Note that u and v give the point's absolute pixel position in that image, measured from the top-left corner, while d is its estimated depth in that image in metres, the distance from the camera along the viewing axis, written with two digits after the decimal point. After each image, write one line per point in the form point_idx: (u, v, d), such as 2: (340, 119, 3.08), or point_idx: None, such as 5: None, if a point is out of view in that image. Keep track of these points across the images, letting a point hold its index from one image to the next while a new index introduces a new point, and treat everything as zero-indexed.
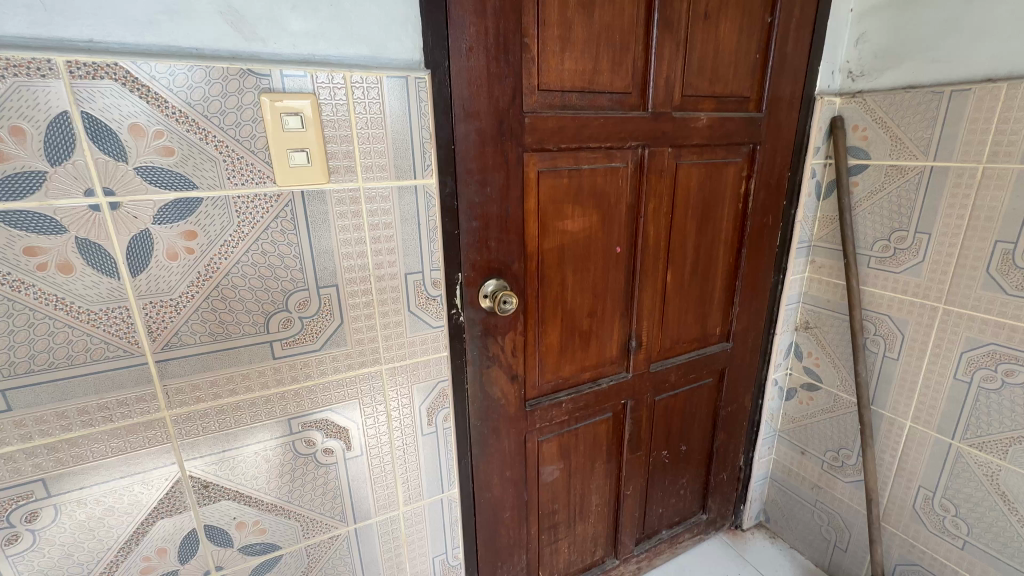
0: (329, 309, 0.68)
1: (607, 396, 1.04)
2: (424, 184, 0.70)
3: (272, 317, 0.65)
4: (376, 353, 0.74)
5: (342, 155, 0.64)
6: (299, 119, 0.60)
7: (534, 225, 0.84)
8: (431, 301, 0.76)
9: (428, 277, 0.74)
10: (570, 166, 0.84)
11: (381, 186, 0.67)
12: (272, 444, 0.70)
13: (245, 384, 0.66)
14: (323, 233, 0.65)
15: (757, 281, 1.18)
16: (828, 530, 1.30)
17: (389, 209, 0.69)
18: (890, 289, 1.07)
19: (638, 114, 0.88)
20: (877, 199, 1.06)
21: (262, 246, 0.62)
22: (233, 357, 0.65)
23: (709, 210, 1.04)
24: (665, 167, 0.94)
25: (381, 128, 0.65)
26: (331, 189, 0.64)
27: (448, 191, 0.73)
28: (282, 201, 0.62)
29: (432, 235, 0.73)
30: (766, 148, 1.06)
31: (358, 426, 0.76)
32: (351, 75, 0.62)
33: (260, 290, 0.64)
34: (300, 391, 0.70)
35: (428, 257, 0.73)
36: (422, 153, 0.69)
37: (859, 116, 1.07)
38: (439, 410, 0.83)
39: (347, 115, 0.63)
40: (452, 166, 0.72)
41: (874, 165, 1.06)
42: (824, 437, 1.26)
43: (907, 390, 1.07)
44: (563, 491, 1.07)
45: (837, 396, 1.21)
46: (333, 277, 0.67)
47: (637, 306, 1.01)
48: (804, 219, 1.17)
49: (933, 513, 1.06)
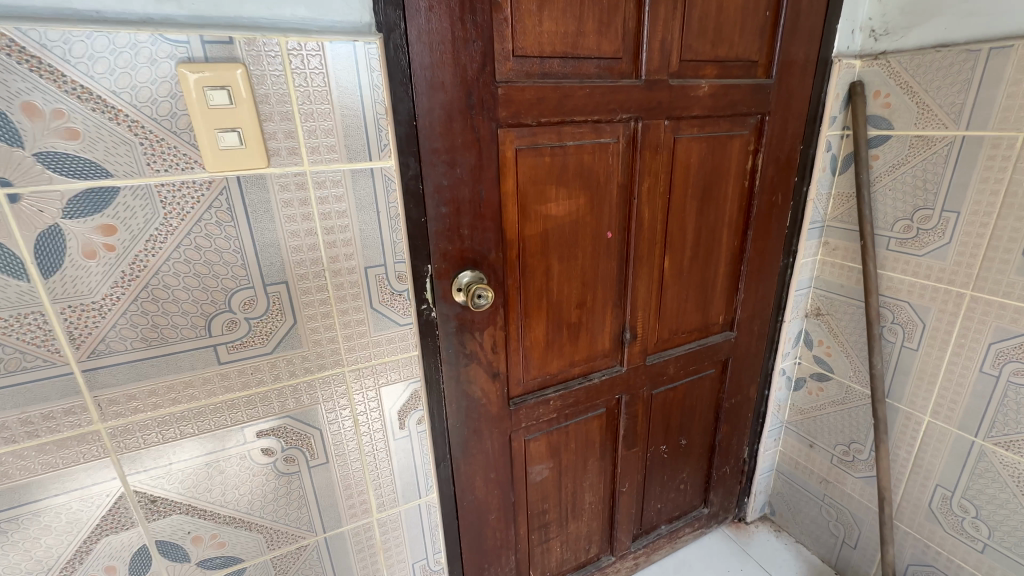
0: (279, 308, 0.62)
1: (599, 391, 0.97)
2: (383, 166, 0.62)
3: (214, 318, 0.59)
4: (336, 354, 0.67)
5: (282, 135, 0.56)
6: (227, 94, 0.52)
7: (513, 210, 0.75)
8: (397, 297, 0.69)
9: (392, 270, 0.67)
10: (553, 144, 0.75)
11: (331, 170, 0.59)
12: (224, 455, 0.65)
13: (187, 392, 0.60)
14: (267, 224, 0.58)
15: (764, 265, 1.09)
16: (836, 526, 1.23)
17: (342, 196, 0.61)
18: (911, 274, 0.97)
19: (630, 82, 0.78)
20: (900, 174, 0.96)
21: (195, 240, 0.55)
22: (172, 363, 0.58)
23: (712, 188, 0.95)
24: (661, 143, 0.85)
25: (327, 103, 0.57)
26: (272, 174, 0.57)
27: (411, 173, 0.65)
28: (215, 188, 0.55)
29: (394, 225, 0.65)
30: (776, 119, 0.96)
31: (321, 432, 0.70)
32: (285, 39, 0.53)
33: (199, 290, 0.57)
34: (254, 397, 0.64)
35: (390, 248, 0.66)
36: (378, 131, 0.61)
37: (882, 81, 0.96)
38: (412, 412, 0.76)
39: (285, 87, 0.55)
40: (413, 146, 0.64)
41: (897, 136, 0.96)
42: (833, 430, 1.19)
43: (927, 382, 0.99)
44: (553, 490, 1.01)
45: (849, 387, 1.13)
46: (282, 273, 0.61)
47: (632, 294, 0.93)
48: (817, 197, 1.07)
49: (951, 513, 0.99)
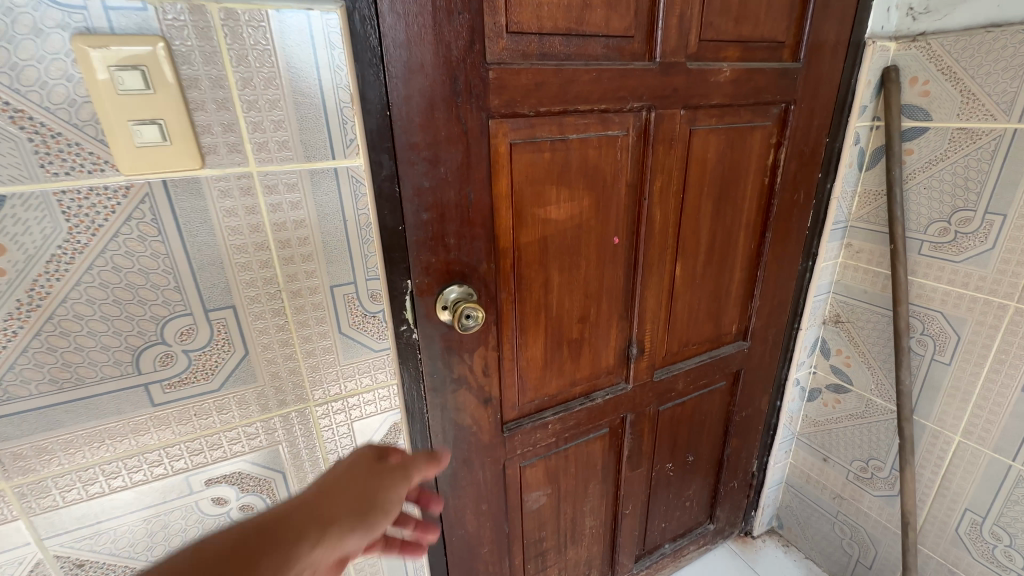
0: (225, 338, 0.51)
1: (602, 412, 0.88)
2: (349, 165, 0.51)
3: (143, 353, 0.48)
4: (299, 388, 0.57)
5: (218, 128, 0.45)
6: (141, 76, 0.41)
7: (508, 215, 0.65)
8: (369, 320, 0.58)
9: (364, 289, 0.57)
10: (553, 137, 0.65)
11: (284, 171, 0.49)
12: (166, 508, 0.55)
13: (114, 441, 0.50)
14: (206, 238, 0.48)
15: (782, 270, 1.00)
16: (849, 544, 1.16)
17: (299, 202, 0.50)
18: (945, 282, 0.89)
19: (642, 65, 0.67)
20: (937, 171, 0.86)
21: (113, 259, 0.45)
22: (93, 408, 0.48)
23: (729, 187, 0.85)
24: (676, 136, 0.75)
25: (275, 88, 0.46)
26: (209, 176, 0.46)
27: (385, 174, 0.55)
28: (135, 195, 0.44)
29: (365, 235, 0.55)
30: (802, 108, 0.86)
31: (284, 476, 0.60)
32: (218, 6, 0.42)
33: (120, 320, 0.46)
34: (200, 442, 0.54)
35: (360, 264, 0.55)
36: (342, 123, 0.50)
37: (919, 66, 0.86)
38: None
39: (220, 67, 0.43)
40: (388, 141, 0.54)
41: (936, 128, 0.86)
42: (850, 445, 1.11)
43: (959, 400, 0.91)
44: (551, 517, 0.93)
45: (870, 401, 1.05)
46: (228, 296, 0.50)
47: (640, 306, 0.83)
48: (842, 195, 0.98)
49: (981, 540, 0.92)
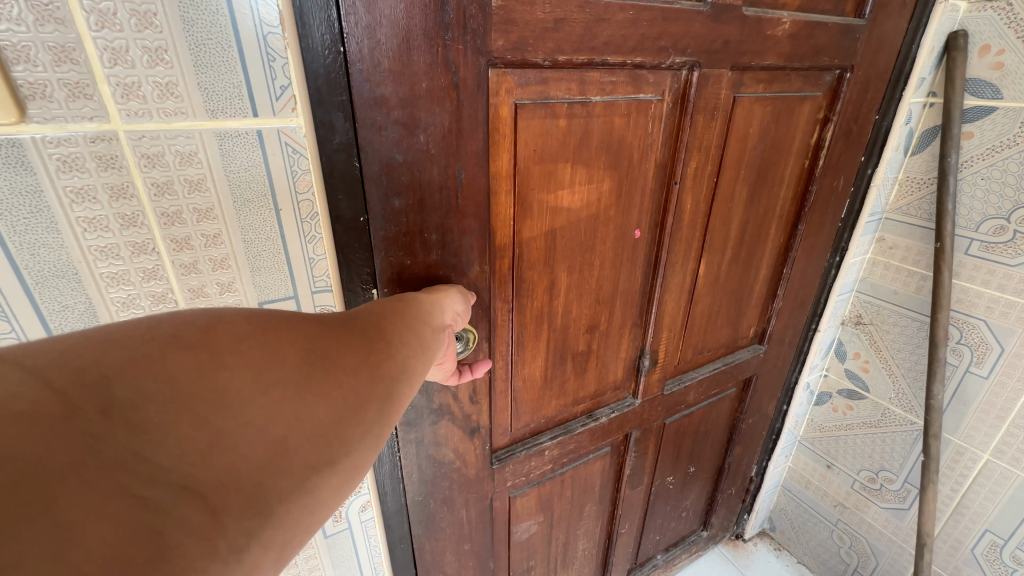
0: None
1: (606, 431, 0.75)
2: (279, 127, 0.36)
3: None
4: None
5: (46, 57, 0.28)
6: None
7: (508, 201, 0.49)
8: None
9: (309, 306, 0.43)
10: (572, 98, 0.48)
11: (171, 132, 0.33)
12: None
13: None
14: (47, 238, 0.32)
15: (809, 267, 0.88)
16: (848, 553, 1.11)
17: (202, 183, 0.35)
18: (995, 289, 0.79)
19: (691, 5, 0.51)
20: (1001, 159, 0.74)
21: None
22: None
23: (765, 171, 0.71)
24: (719, 103, 0.59)
25: None
26: (38, 137, 0.29)
27: (337, 143, 0.38)
28: None
29: (309, 231, 0.40)
30: (858, 78, 0.72)
31: None
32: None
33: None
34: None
35: (304, 271, 0.41)
36: (265, 59, 0.33)
37: (995, 32, 0.72)
38: (352, 499, 0.52)
39: None
40: (342, 94, 0.37)
41: (1006, 108, 0.73)
42: (859, 454, 1.04)
43: (993, 417, 0.83)
44: (541, 545, 0.80)
45: (886, 409, 0.97)
46: (96, 321, 0.36)
47: (657, 311, 0.70)
48: (882, 182, 0.85)
49: (1000, 562, 0.87)
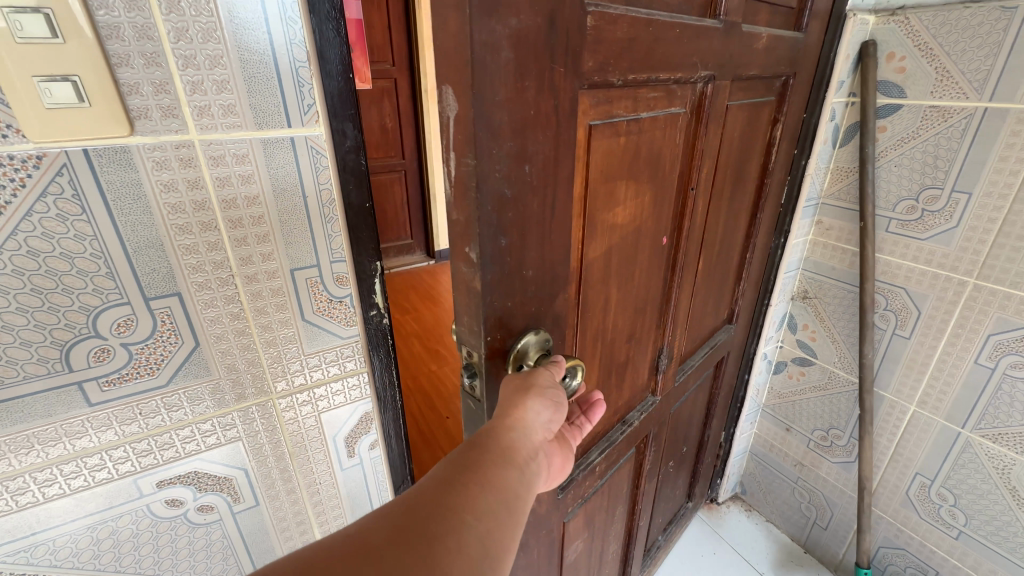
0: (171, 329, 0.47)
1: (636, 433, 0.77)
2: (307, 135, 0.47)
3: (72, 347, 0.44)
4: (259, 379, 0.54)
5: (149, 89, 0.40)
6: (47, 23, 0.35)
7: (579, 223, 0.48)
8: (335, 305, 0.55)
9: (328, 272, 0.53)
10: (629, 117, 0.48)
11: (231, 139, 0.44)
12: (107, 515, 0.51)
13: (46, 444, 0.46)
14: (143, 218, 0.43)
15: (762, 249, 0.98)
16: (809, 508, 1.24)
17: (251, 174, 0.45)
18: (910, 258, 0.92)
19: (711, 23, 0.54)
20: (909, 148, 0.88)
21: (29, 241, 0.40)
22: (15, 411, 0.43)
23: (743, 166, 0.78)
24: (722, 114, 0.64)
25: (216, 41, 0.41)
26: (141, 145, 0.41)
27: (348, 145, 0.49)
28: (53, 166, 0.38)
29: (329, 212, 0.51)
30: (799, 81, 0.82)
31: (246, 471, 0.57)
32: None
33: (42, 312, 0.42)
34: (169, 436, 0.51)
35: (324, 244, 0.51)
36: (297, 85, 0.45)
37: (898, 42, 0.85)
38: (363, 437, 0.64)
39: (146, 13, 0.38)
40: (459, 124, 0.35)
41: (909, 106, 0.86)
42: (812, 415, 1.17)
43: (916, 372, 0.96)
44: (584, 562, 0.79)
45: (832, 372, 1.10)
46: (173, 282, 0.46)
47: (675, 311, 0.73)
48: (816, 171, 0.97)
49: (929, 501, 0.99)
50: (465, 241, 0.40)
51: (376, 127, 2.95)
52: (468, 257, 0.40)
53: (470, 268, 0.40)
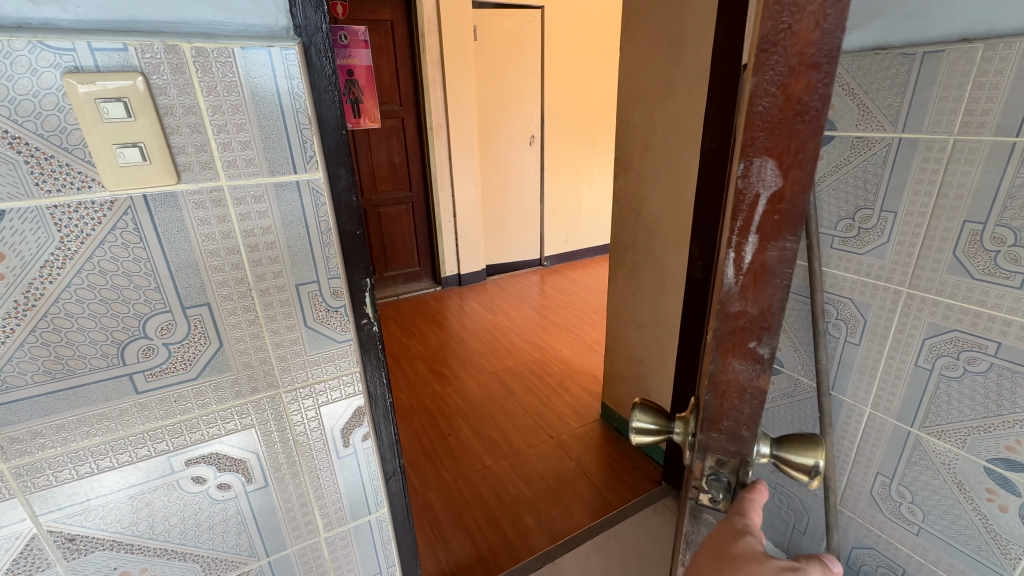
0: (202, 332, 0.60)
1: None
2: (308, 179, 0.60)
3: (127, 347, 0.56)
4: (270, 375, 0.66)
5: (192, 149, 0.53)
6: (123, 106, 0.49)
7: None
8: (332, 314, 0.67)
9: (326, 287, 0.65)
10: None
11: (250, 184, 0.57)
12: (146, 487, 0.63)
13: (103, 425, 0.58)
14: (182, 244, 0.56)
15: None
16: (787, 512, 1.30)
17: (266, 210, 0.59)
18: (853, 272, 0.98)
19: None
20: (843, 174, 0.95)
21: (99, 263, 0.53)
22: (82, 396, 0.56)
23: None
24: None
25: (241, 112, 0.54)
26: (184, 191, 0.54)
27: (343, 185, 0.63)
28: (119, 207, 0.52)
29: (326, 239, 0.63)
30: None
31: (258, 455, 0.68)
32: (189, 45, 0.50)
33: (107, 317, 0.55)
34: (196, 420, 0.63)
35: (323, 265, 0.64)
36: (301, 141, 0.58)
37: None
38: (356, 430, 0.75)
39: (192, 97, 0.52)
40: (788, 203, 0.36)
41: (839, 137, 0.95)
42: (784, 422, 1.24)
43: (867, 377, 1.02)
44: None
45: (798, 379, 1.18)
46: (204, 294, 0.58)
47: None
48: None
49: (890, 500, 1.03)
50: (745, 338, 0.42)
51: (386, 162, 3.16)
52: (752, 353, 0.42)
53: (746, 365, 0.43)
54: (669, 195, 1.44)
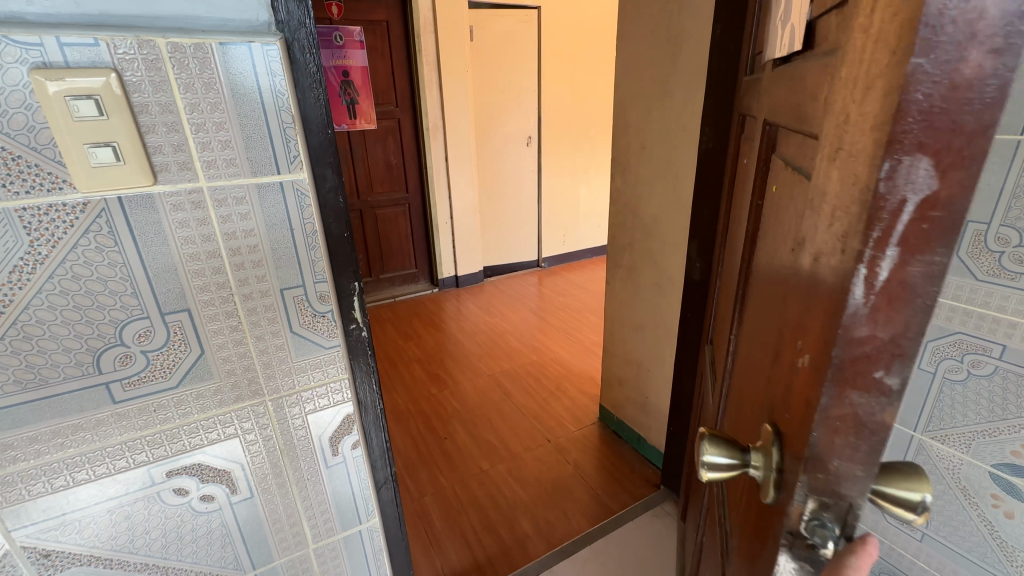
0: (182, 338, 0.57)
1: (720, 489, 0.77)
2: (292, 179, 0.58)
3: (103, 354, 0.54)
4: (254, 383, 0.63)
5: (169, 149, 0.51)
6: (94, 104, 0.47)
7: None
8: (319, 319, 0.65)
9: (312, 291, 0.63)
10: None
11: (232, 185, 0.55)
12: (126, 500, 0.60)
13: (78, 436, 0.56)
14: (160, 248, 0.54)
15: None
16: None
17: (247, 212, 0.57)
18: None
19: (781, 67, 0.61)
20: None
21: (72, 268, 0.51)
22: (56, 407, 0.54)
23: None
24: None
25: (220, 111, 0.52)
26: (162, 192, 0.52)
27: (329, 186, 0.60)
28: (92, 209, 0.50)
29: (312, 242, 0.61)
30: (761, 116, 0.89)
31: (242, 465, 0.66)
32: (165, 41, 0.48)
33: (81, 324, 0.52)
34: (177, 430, 0.61)
35: (308, 269, 0.62)
36: (285, 141, 0.56)
37: None
38: (346, 438, 0.73)
39: (169, 95, 0.50)
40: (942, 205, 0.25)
41: None
42: None
43: None
44: None
45: None
46: (184, 299, 0.56)
47: None
48: None
49: None
50: (872, 372, 0.29)
51: (382, 164, 3.13)
52: (877, 386, 0.29)
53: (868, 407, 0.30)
54: (666, 196, 1.42)
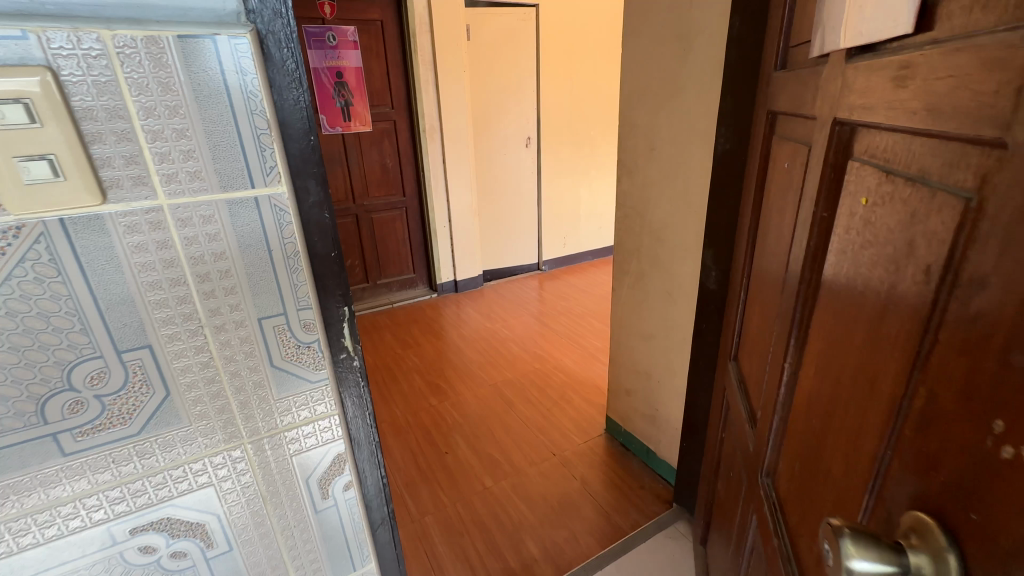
0: (143, 379, 0.50)
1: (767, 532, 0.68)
2: (269, 194, 0.50)
3: (48, 401, 0.46)
4: (230, 425, 0.56)
5: (121, 162, 0.44)
6: (25, 109, 0.39)
7: None
8: (304, 350, 0.57)
9: (295, 319, 0.55)
10: None
11: (198, 203, 0.47)
12: (82, 563, 0.53)
13: (22, 495, 0.48)
14: (114, 276, 0.46)
15: None
16: None
17: (217, 233, 0.49)
18: None
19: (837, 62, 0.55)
20: None
21: (6, 304, 0.43)
22: None
23: None
24: None
25: (181, 116, 0.45)
26: (113, 212, 0.44)
27: (313, 200, 0.53)
28: (28, 234, 0.42)
29: (293, 264, 0.53)
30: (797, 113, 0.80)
31: (219, 516, 0.58)
32: (111, 33, 0.40)
33: (20, 368, 0.45)
34: (141, 483, 0.53)
35: (290, 294, 0.54)
36: (259, 150, 0.48)
37: None
38: (337, 480, 0.65)
39: (117, 97, 0.42)
40: None
41: None
42: None
43: None
44: None
45: None
46: (144, 335, 0.49)
47: None
48: None
49: None
50: None
51: (378, 167, 3.06)
52: None
53: None
54: (677, 200, 1.34)
